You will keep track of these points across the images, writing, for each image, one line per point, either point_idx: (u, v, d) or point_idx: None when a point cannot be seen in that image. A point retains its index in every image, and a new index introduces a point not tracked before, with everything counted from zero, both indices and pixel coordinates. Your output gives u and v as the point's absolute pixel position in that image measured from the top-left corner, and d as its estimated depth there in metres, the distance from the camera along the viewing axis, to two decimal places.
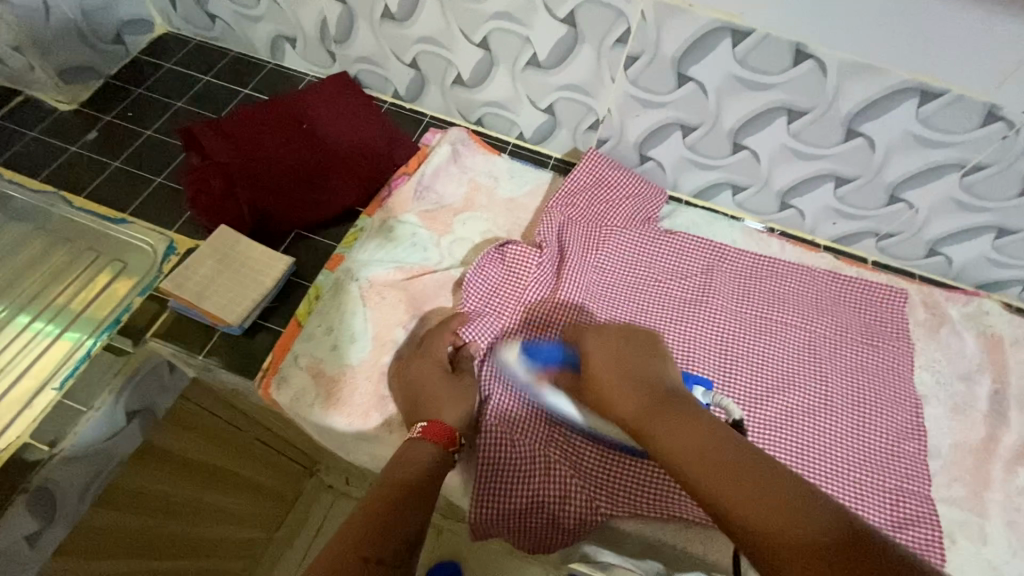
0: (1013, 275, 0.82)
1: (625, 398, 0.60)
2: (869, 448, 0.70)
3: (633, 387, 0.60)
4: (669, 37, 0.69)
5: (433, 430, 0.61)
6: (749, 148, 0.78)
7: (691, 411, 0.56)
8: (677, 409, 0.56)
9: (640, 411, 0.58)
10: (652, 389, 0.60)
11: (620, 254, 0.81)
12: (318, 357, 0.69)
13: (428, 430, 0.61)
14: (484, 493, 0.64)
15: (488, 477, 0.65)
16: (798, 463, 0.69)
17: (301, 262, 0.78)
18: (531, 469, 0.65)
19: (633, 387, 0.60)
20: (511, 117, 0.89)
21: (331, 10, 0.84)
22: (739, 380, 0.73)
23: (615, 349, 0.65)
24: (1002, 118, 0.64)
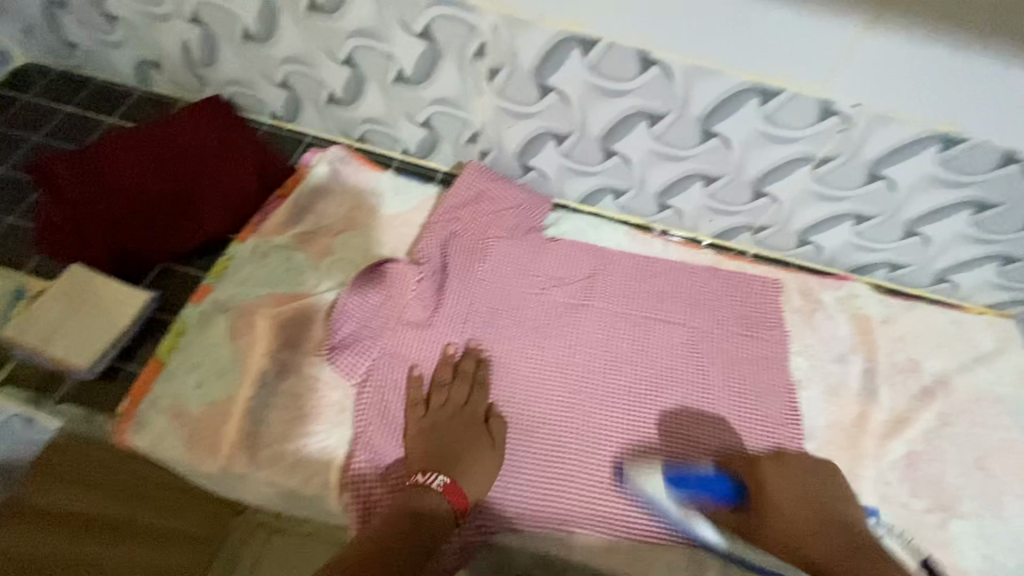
0: (878, 258, 0.86)
1: (818, 543, 0.62)
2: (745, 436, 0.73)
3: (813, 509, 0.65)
4: (523, 48, 0.70)
5: (451, 490, 0.61)
6: (620, 153, 0.80)
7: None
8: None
9: (842, 560, 0.60)
10: (849, 533, 0.63)
11: (506, 265, 0.82)
12: (180, 396, 0.66)
13: (445, 488, 0.60)
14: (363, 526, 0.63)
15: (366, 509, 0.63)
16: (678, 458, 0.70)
17: (166, 296, 0.74)
18: None
19: (840, 531, 0.63)
20: (392, 134, 0.88)
21: (191, 34, 0.81)
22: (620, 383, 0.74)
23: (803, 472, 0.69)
24: (837, 113, 0.67)
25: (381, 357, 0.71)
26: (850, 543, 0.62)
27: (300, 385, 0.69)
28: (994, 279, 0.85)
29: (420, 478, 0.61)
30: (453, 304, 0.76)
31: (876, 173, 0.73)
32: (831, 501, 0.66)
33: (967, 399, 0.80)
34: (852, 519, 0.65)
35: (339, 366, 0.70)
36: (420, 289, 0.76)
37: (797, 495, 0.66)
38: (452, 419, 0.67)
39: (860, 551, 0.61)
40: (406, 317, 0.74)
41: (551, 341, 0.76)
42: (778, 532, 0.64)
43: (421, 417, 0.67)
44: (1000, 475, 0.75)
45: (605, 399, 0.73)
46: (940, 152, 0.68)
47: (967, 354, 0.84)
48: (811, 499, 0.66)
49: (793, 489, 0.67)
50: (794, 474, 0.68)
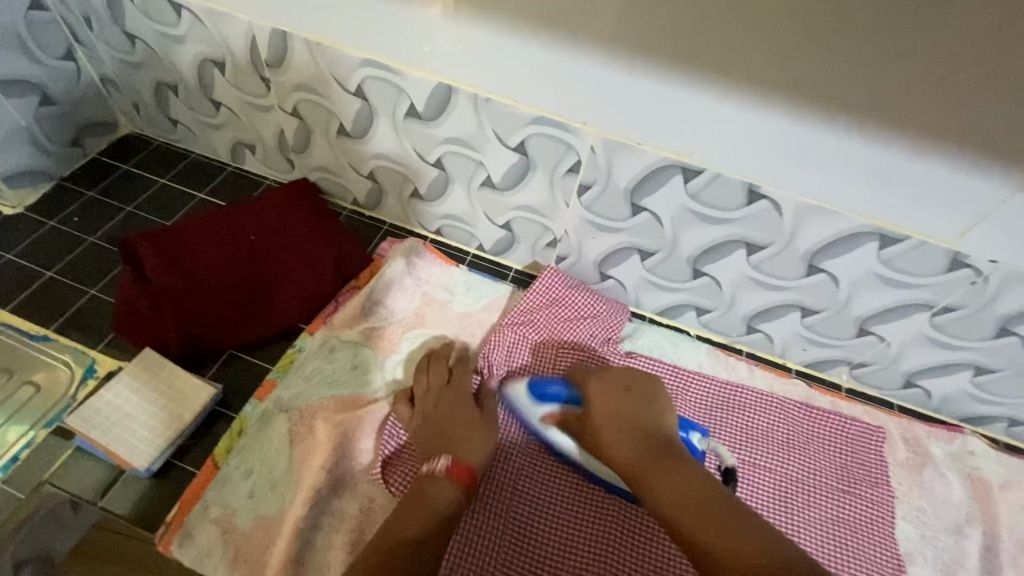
0: (998, 411, 0.76)
1: (621, 444, 0.61)
2: None
3: (629, 433, 0.61)
4: (621, 170, 0.67)
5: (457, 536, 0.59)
6: (710, 275, 0.75)
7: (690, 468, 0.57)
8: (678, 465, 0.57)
9: (635, 462, 0.59)
10: (642, 441, 0.60)
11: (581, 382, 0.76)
12: (231, 507, 0.62)
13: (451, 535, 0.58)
14: None
15: None
16: None
17: (230, 388, 0.73)
18: None
19: (628, 440, 0.61)
20: (470, 230, 0.86)
21: (289, 124, 0.84)
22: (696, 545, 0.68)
23: (618, 396, 0.65)
24: (969, 265, 0.60)
25: None
26: (650, 447, 0.60)
27: (354, 505, 0.64)
28: None
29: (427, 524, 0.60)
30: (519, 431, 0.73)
31: (1007, 328, 0.65)
32: (653, 416, 0.63)
33: None
34: (662, 428, 0.62)
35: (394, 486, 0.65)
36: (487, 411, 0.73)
37: (614, 422, 0.63)
38: (437, 409, 0.68)
39: (676, 453, 0.59)
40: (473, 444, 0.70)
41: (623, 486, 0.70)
42: (602, 443, 0.62)
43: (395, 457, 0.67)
44: None
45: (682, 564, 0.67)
46: None
47: None
48: (640, 420, 0.62)
49: (620, 395, 0.65)
50: (621, 377, 0.67)
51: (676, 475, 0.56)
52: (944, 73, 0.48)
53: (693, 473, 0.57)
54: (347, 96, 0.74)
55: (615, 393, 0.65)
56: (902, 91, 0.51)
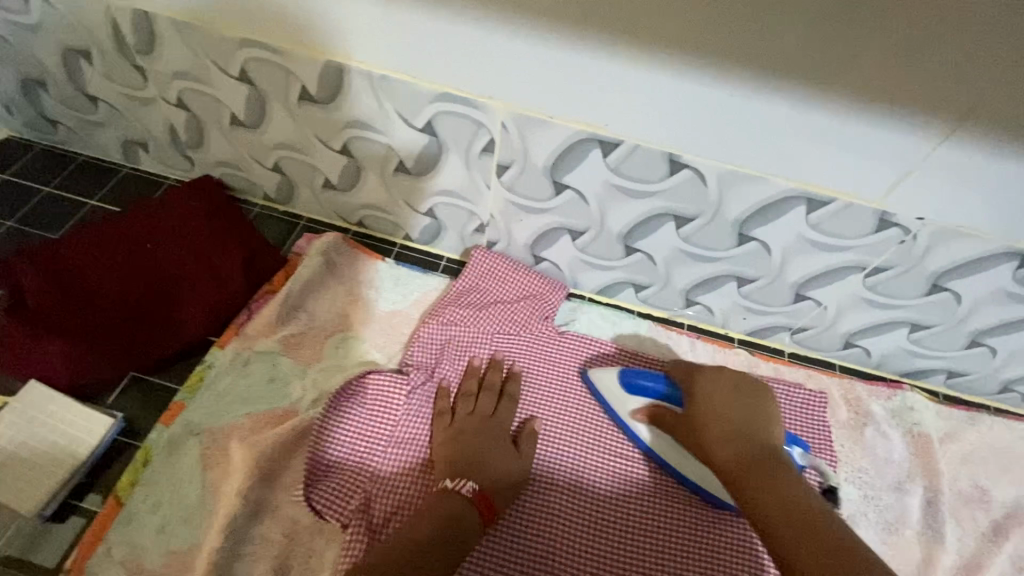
0: (936, 364, 0.76)
1: (723, 444, 0.59)
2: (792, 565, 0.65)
3: (726, 432, 0.60)
4: (537, 147, 0.62)
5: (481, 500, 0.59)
6: (643, 250, 0.71)
7: (790, 476, 0.55)
8: (779, 471, 0.55)
9: (736, 462, 0.57)
10: (755, 445, 0.58)
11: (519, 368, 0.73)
12: (139, 545, 0.57)
13: (477, 498, 0.59)
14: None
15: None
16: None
17: (134, 415, 0.67)
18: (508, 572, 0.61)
19: (730, 437, 0.59)
20: (393, 220, 0.80)
21: (177, 118, 0.75)
22: (742, 548, 0.65)
23: (726, 394, 0.63)
24: (897, 224, 0.58)
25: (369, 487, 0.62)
26: (755, 452, 0.57)
27: (276, 529, 0.59)
28: None
29: (449, 483, 0.60)
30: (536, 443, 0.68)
31: (939, 284, 0.63)
32: (763, 425, 0.60)
33: None
34: (771, 440, 0.59)
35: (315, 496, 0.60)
36: (421, 416, 0.67)
37: (725, 413, 0.61)
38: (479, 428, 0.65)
39: (783, 468, 0.55)
40: (406, 453, 0.65)
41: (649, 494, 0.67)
42: (704, 445, 0.61)
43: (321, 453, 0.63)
44: None
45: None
46: (1015, 268, 0.59)
47: None
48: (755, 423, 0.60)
49: (726, 399, 0.62)
50: (729, 377, 0.65)
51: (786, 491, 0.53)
52: (843, 29, 0.45)
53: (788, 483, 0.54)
54: (232, 82, 0.67)
55: (728, 387, 0.64)
56: (811, 45, 0.47)
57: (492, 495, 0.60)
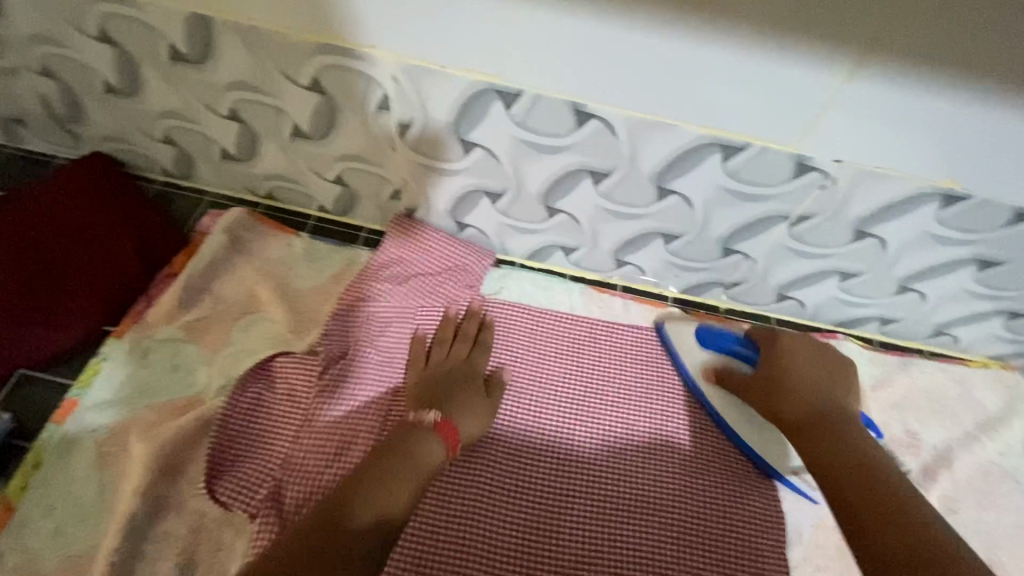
0: (869, 312, 0.75)
1: (795, 403, 0.60)
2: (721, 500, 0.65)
3: (810, 392, 0.60)
4: (434, 101, 0.57)
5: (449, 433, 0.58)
6: (565, 211, 0.68)
7: (860, 440, 0.56)
8: (848, 434, 0.56)
9: (807, 419, 0.59)
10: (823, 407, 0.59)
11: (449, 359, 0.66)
12: (32, 551, 0.54)
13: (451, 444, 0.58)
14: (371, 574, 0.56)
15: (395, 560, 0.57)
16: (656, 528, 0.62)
17: (23, 416, 0.62)
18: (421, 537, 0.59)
19: (811, 396, 0.60)
20: (304, 190, 0.75)
21: (48, 88, 0.68)
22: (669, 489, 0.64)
23: (812, 356, 0.64)
24: (815, 169, 0.55)
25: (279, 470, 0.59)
26: (823, 412, 0.59)
27: (182, 525, 0.56)
28: (1000, 332, 0.74)
29: (414, 418, 0.58)
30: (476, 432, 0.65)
31: (864, 231, 0.61)
32: (841, 391, 0.61)
33: (973, 477, 0.70)
34: (844, 403, 0.60)
35: (222, 485, 0.58)
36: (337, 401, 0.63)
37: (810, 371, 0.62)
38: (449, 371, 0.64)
39: (847, 426, 0.57)
40: (320, 440, 0.61)
41: (590, 465, 0.65)
42: (773, 397, 0.62)
43: (233, 434, 0.60)
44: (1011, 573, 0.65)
45: (667, 546, 0.62)
46: (938, 210, 0.57)
47: (971, 421, 0.74)
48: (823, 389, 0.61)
49: (814, 360, 0.63)
50: (814, 342, 0.65)
51: (843, 452, 0.55)
52: None
53: (864, 445, 0.55)
54: (94, 43, 0.60)
55: (815, 350, 0.64)
56: None
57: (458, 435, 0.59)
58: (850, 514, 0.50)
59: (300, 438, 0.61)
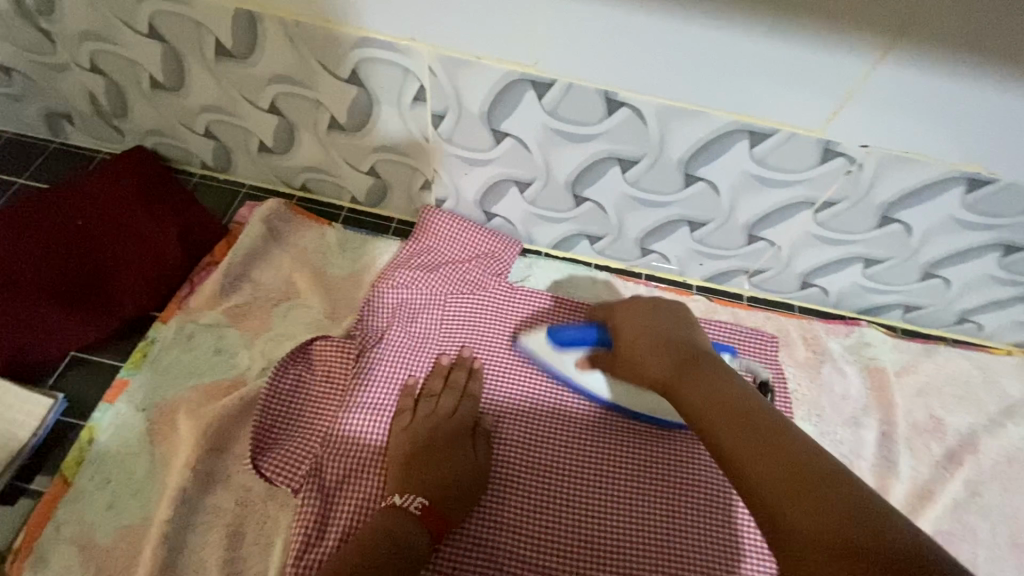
0: (892, 299, 0.76)
1: (652, 357, 0.58)
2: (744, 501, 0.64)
3: (655, 348, 0.58)
4: (468, 91, 0.59)
5: (430, 514, 0.56)
6: (591, 199, 0.69)
7: (723, 374, 0.53)
8: (710, 369, 0.53)
9: (666, 371, 0.56)
10: (678, 350, 0.57)
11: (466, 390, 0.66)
12: (88, 522, 0.57)
13: (424, 513, 0.55)
14: None
15: None
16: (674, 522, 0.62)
17: (76, 395, 0.65)
18: None
19: (657, 349, 0.58)
20: (337, 182, 0.77)
21: (96, 84, 0.71)
22: (693, 483, 0.64)
23: (642, 312, 0.63)
24: (841, 154, 0.56)
25: (314, 448, 0.61)
26: (681, 352, 0.57)
27: (229, 499, 0.59)
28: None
29: (397, 499, 0.56)
30: (506, 413, 0.67)
31: (889, 216, 0.62)
32: (682, 331, 0.60)
33: (998, 461, 0.71)
34: (696, 342, 0.58)
35: (261, 458, 0.60)
36: (373, 385, 0.65)
37: (641, 333, 0.60)
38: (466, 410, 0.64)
39: (714, 366, 0.54)
40: (355, 423, 0.62)
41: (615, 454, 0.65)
42: (633, 362, 0.59)
43: (271, 409, 0.62)
44: None
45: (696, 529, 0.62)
46: (964, 193, 0.57)
47: (995, 407, 0.74)
48: (662, 342, 0.58)
49: (645, 316, 0.62)
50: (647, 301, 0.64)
51: (718, 386, 0.51)
52: None
53: (723, 378, 0.52)
54: (143, 40, 0.63)
55: (641, 310, 0.63)
56: None
57: (441, 506, 0.57)
58: (726, 462, 0.45)
59: (337, 417, 0.63)
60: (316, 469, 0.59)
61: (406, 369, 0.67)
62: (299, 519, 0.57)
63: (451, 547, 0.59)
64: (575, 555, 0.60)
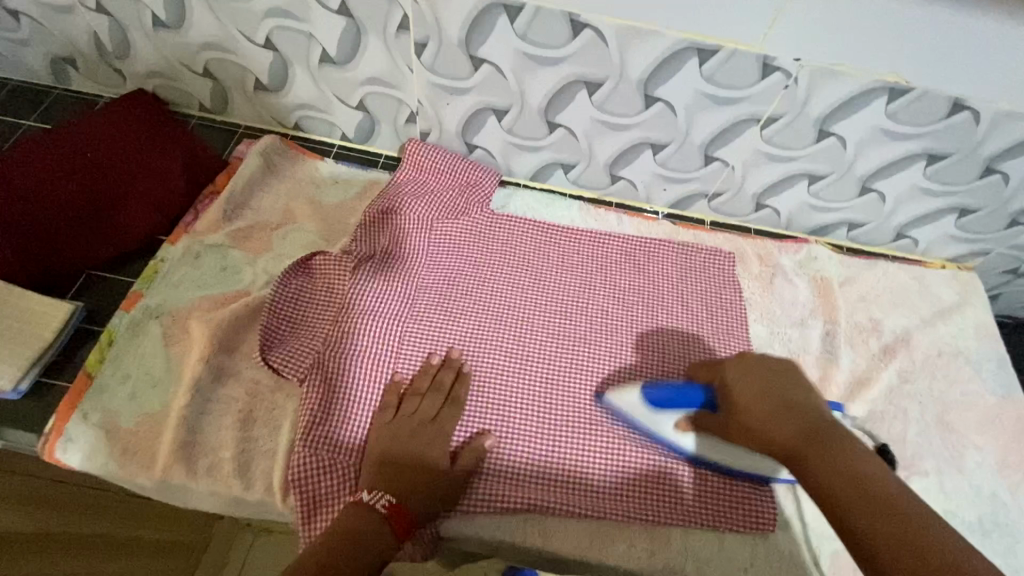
0: (836, 217, 0.84)
1: (780, 423, 0.55)
2: None
3: (775, 410, 0.56)
4: (448, 18, 0.65)
5: (397, 511, 0.57)
6: (563, 125, 0.76)
7: (857, 446, 0.51)
8: (848, 446, 0.51)
9: (799, 443, 0.53)
10: (804, 414, 0.54)
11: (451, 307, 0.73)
12: (113, 410, 0.63)
13: (391, 512, 0.56)
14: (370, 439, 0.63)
15: None
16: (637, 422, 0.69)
17: (95, 306, 0.71)
18: None
19: (787, 413, 0.55)
20: (328, 119, 0.83)
21: (100, 25, 0.77)
22: None
23: (762, 372, 0.59)
24: (779, 69, 0.64)
25: (312, 349, 0.68)
26: (815, 422, 0.54)
27: (239, 389, 0.65)
28: (953, 232, 0.83)
29: (364, 496, 0.57)
30: (490, 321, 0.73)
31: (825, 129, 0.70)
32: (805, 394, 0.57)
33: (928, 354, 0.80)
34: (816, 402, 0.56)
35: (267, 353, 0.66)
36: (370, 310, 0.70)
37: (762, 395, 0.57)
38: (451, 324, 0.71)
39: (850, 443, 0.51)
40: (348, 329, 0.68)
41: (586, 364, 0.72)
42: (747, 428, 0.57)
43: (275, 312, 0.69)
44: (962, 429, 0.75)
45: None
46: (887, 103, 0.65)
47: (928, 310, 0.83)
48: (790, 403, 0.56)
49: (754, 375, 0.59)
50: (754, 357, 0.61)
51: (852, 463, 0.49)
52: None
53: (852, 451, 0.50)
54: None
55: (757, 369, 0.60)
56: None
57: (409, 505, 0.58)
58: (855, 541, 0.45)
59: (333, 323, 0.69)
60: (313, 366, 0.66)
61: (398, 297, 0.72)
62: (299, 409, 0.64)
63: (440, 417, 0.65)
64: (549, 436, 0.67)
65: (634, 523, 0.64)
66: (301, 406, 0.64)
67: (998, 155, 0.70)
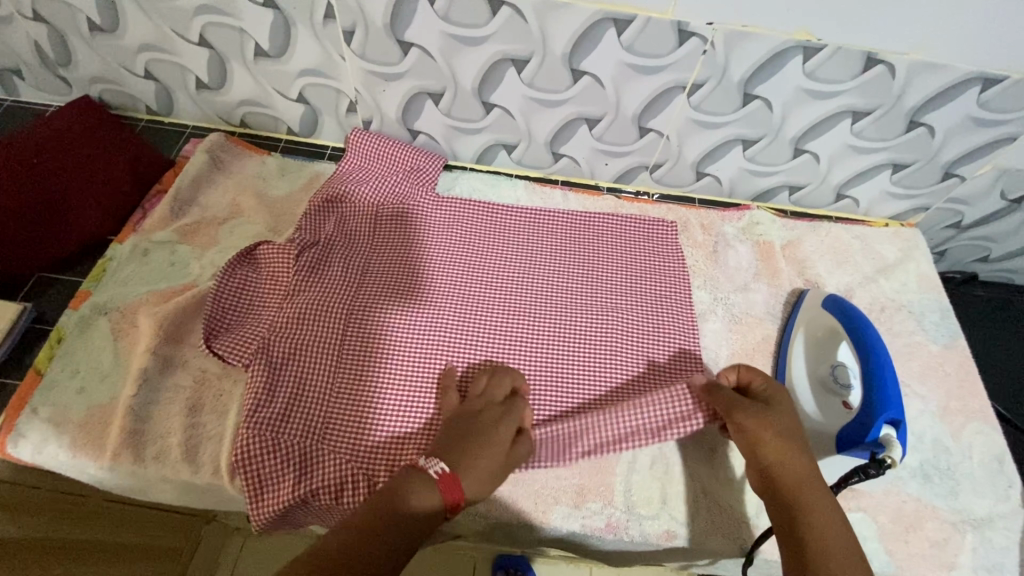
0: (776, 181, 0.86)
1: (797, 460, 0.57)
2: (647, 377, 0.72)
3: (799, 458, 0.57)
4: (370, 4, 0.67)
5: (449, 479, 0.56)
6: (499, 105, 0.78)
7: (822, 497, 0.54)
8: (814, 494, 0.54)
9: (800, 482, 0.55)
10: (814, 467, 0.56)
11: (393, 287, 0.73)
12: (62, 404, 0.64)
13: (443, 479, 0.55)
14: (313, 421, 0.65)
15: (337, 410, 0.65)
16: (582, 391, 0.70)
17: (45, 307, 0.73)
18: (361, 399, 0.66)
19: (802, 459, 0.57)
20: (272, 114, 0.85)
21: (39, 33, 0.78)
22: (602, 355, 0.72)
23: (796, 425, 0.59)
24: (694, 34, 0.66)
25: (255, 336, 0.69)
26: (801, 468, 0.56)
27: (187, 378, 0.67)
28: (891, 189, 0.85)
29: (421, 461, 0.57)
30: (435, 300, 0.73)
31: (749, 92, 0.72)
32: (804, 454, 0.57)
33: (870, 309, 0.81)
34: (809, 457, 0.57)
35: (210, 342, 0.68)
36: (317, 294, 0.71)
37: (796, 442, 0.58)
38: (390, 303, 0.72)
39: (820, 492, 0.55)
40: (292, 316, 0.70)
41: (531, 336, 0.73)
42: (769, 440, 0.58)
43: (216, 299, 0.70)
44: (905, 380, 0.76)
45: (600, 371, 0.71)
46: (804, 61, 0.67)
47: (870, 267, 0.85)
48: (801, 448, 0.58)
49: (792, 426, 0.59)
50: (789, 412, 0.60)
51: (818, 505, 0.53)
52: None
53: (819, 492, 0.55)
54: None
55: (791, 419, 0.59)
56: None
57: (462, 479, 0.56)
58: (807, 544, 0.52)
59: (278, 310, 0.71)
60: (255, 352, 0.67)
61: (342, 282, 0.73)
62: (245, 395, 0.65)
63: (389, 393, 0.67)
64: None
65: (573, 483, 0.66)
66: (246, 392, 0.65)
67: (920, 107, 0.71)
